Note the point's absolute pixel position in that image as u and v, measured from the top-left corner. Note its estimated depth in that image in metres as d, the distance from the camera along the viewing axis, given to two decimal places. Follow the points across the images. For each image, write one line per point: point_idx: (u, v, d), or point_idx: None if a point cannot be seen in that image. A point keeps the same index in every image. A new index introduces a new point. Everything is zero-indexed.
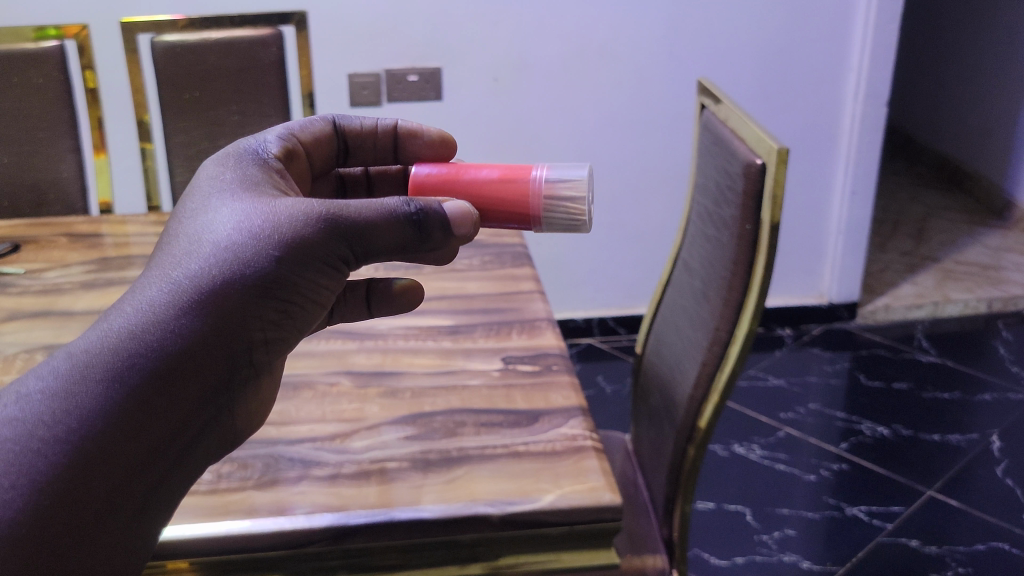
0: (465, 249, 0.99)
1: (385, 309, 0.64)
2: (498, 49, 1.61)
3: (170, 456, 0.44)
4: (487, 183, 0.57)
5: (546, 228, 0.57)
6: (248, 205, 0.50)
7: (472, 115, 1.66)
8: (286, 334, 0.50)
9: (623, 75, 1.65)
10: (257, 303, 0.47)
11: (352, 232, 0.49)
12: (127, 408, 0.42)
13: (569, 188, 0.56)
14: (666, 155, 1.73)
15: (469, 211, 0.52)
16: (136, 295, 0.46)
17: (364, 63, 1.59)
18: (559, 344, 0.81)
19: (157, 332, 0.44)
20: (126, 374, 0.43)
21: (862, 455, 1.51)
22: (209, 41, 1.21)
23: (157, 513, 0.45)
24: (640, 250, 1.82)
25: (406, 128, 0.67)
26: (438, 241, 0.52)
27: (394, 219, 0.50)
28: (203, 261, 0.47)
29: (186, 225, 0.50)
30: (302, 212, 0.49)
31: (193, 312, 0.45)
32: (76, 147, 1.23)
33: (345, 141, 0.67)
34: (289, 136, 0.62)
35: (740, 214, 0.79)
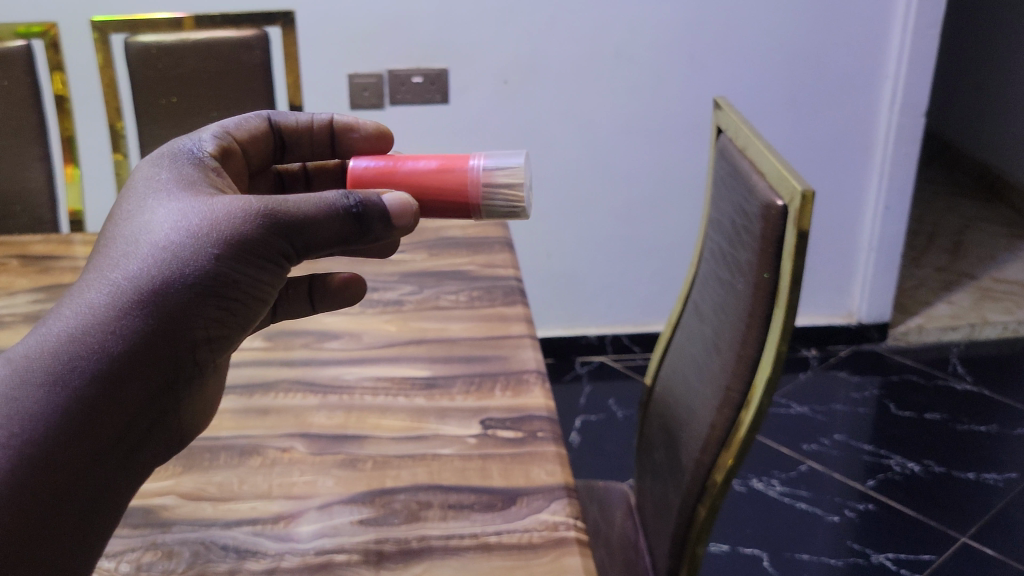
0: (453, 281, 0.89)
1: (327, 303, 0.65)
2: (508, 51, 1.51)
3: (109, 465, 0.44)
4: (426, 174, 0.55)
5: (486, 218, 0.55)
6: (185, 201, 0.48)
7: (479, 119, 1.56)
8: (231, 335, 0.48)
9: (642, 78, 1.55)
10: (197, 307, 0.46)
11: (291, 228, 0.48)
12: (57, 420, 0.42)
13: (506, 176, 0.54)
14: (686, 164, 1.62)
15: (409, 203, 0.50)
16: (69, 302, 0.45)
17: (365, 63, 1.50)
18: (547, 405, 0.71)
19: (92, 339, 0.44)
20: (57, 389, 0.42)
21: (890, 495, 1.40)
22: (188, 43, 1.12)
23: (97, 524, 0.44)
24: (657, 265, 1.71)
25: (343, 124, 0.67)
26: (382, 234, 0.50)
27: (336, 213, 0.48)
28: (139, 263, 0.46)
29: (122, 225, 0.49)
30: (241, 209, 0.47)
31: (129, 318, 0.44)
32: (46, 155, 1.15)
33: (281, 138, 0.66)
34: (222, 133, 0.61)
35: (757, 261, 0.69)
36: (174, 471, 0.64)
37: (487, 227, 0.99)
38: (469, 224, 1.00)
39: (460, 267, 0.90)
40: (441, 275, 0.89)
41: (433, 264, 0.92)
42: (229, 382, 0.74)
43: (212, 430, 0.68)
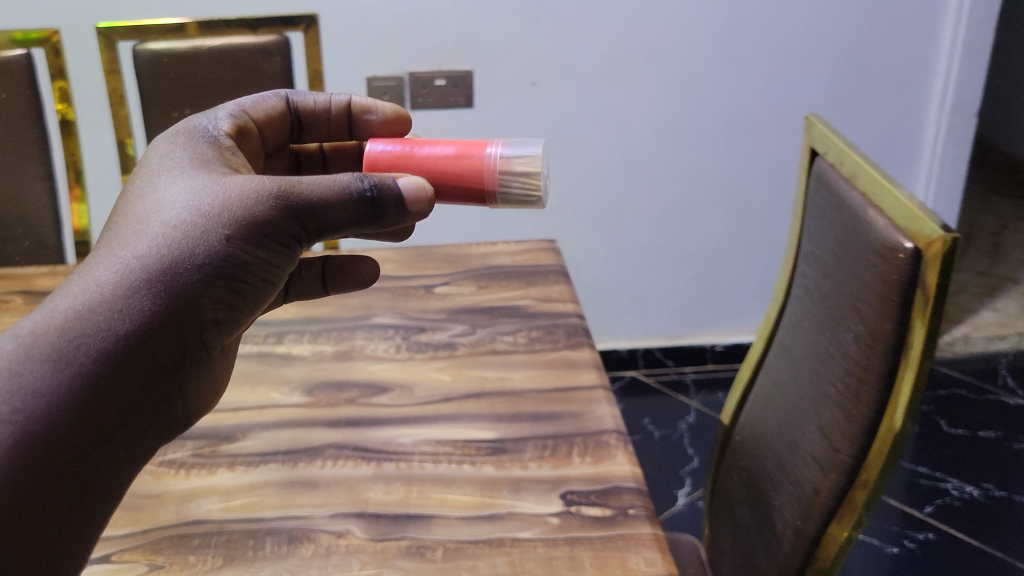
0: (507, 317, 0.80)
1: (339, 287, 0.70)
2: (538, 51, 1.41)
3: (127, 429, 0.47)
4: (441, 159, 0.58)
5: (502, 203, 0.58)
6: (200, 182, 0.53)
7: (505, 124, 1.46)
8: (239, 311, 0.53)
9: (679, 79, 1.45)
10: (209, 283, 0.50)
11: (304, 209, 0.52)
12: (82, 381, 0.45)
13: (524, 164, 0.57)
14: (724, 167, 1.53)
15: (423, 189, 0.55)
16: (88, 274, 0.49)
17: (385, 66, 1.40)
18: (633, 473, 0.62)
19: (112, 309, 0.47)
20: (78, 352, 0.46)
21: (950, 523, 1.32)
22: (203, 50, 1.03)
23: (114, 486, 0.47)
24: (691, 274, 1.63)
25: (359, 105, 0.69)
26: (394, 219, 0.54)
27: (346, 198, 0.53)
28: (155, 241, 0.50)
29: (137, 206, 0.53)
30: (253, 191, 0.52)
31: (149, 291, 0.48)
32: (48, 174, 1.05)
33: (299, 118, 0.69)
34: (240, 113, 0.64)
35: (876, 309, 0.60)
36: (213, 564, 0.55)
37: (536, 252, 0.91)
38: (516, 249, 0.92)
39: (513, 303, 0.82)
40: (493, 313, 0.80)
41: (483, 297, 0.83)
42: (269, 448, 0.65)
43: (254, 510, 0.59)
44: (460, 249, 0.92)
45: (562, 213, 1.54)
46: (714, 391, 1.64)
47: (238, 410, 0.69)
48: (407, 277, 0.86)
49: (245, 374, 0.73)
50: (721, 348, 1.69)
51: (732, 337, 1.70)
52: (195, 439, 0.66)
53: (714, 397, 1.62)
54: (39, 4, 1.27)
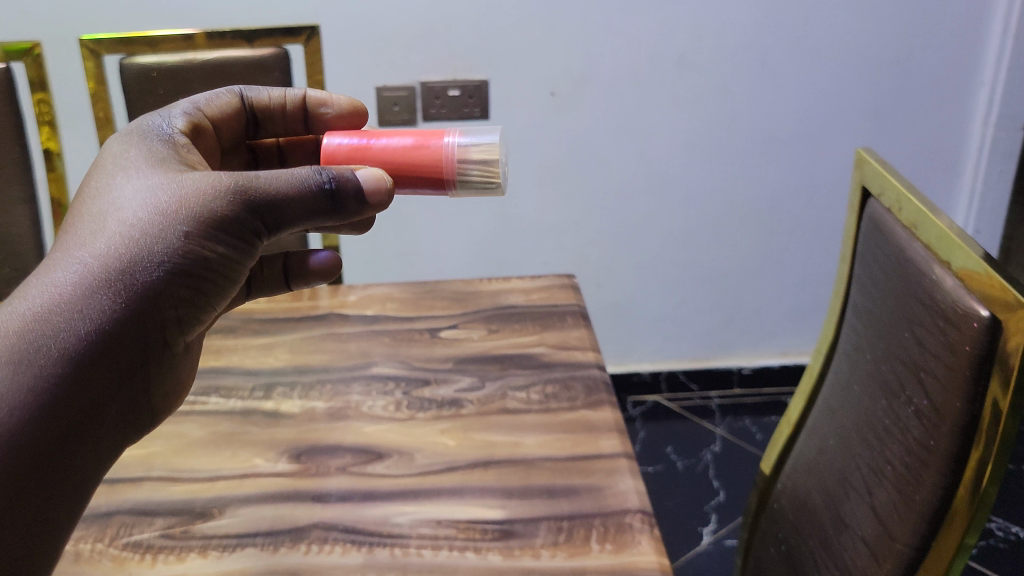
0: (521, 366, 0.73)
1: (303, 279, 0.71)
2: (558, 60, 1.33)
3: (93, 432, 0.47)
4: (399, 150, 0.58)
5: (461, 191, 0.58)
6: (154, 179, 0.52)
7: (523, 137, 1.38)
8: (201, 310, 0.53)
9: (706, 89, 1.37)
10: (169, 282, 0.50)
11: (260, 204, 0.52)
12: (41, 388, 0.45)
13: (481, 152, 0.57)
14: (754, 183, 1.45)
15: (381, 179, 0.55)
16: (44, 279, 0.48)
17: (396, 74, 1.32)
18: (660, 564, 0.54)
19: (71, 310, 0.47)
20: (38, 354, 0.45)
21: (995, 567, 1.23)
22: (195, 64, 0.96)
23: (80, 491, 0.46)
24: (718, 293, 1.54)
25: (314, 100, 0.69)
26: (352, 211, 0.54)
27: (305, 191, 0.52)
28: (113, 242, 0.49)
29: (91, 206, 0.52)
30: (209, 187, 0.51)
31: (108, 292, 0.48)
32: (31, 195, 0.99)
33: (254, 115, 0.70)
34: (194, 110, 0.65)
35: (941, 383, 0.51)
36: None
37: (553, 290, 0.83)
38: (531, 286, 0.84)
39: (528, 350, 0.74)
40: (505, 364, 0.72)
41: (493, 343, 0.75)
42: (248, 528, 0.57)
43: None
44: (470, 285, 0.84)
45: (583, 229, 1.47)
46: (741, 416, 1.56)
47: (217, 480, 0.62)
48: (411, 318, 0.79)
49: (228, 434, 0.66)
50: (749, 371, 1.61)
51: (760, 360, 1.61)
52: (166, 516, 0.58)
53: (741, 424, 1.54)
54: (30, 10, 1.20)
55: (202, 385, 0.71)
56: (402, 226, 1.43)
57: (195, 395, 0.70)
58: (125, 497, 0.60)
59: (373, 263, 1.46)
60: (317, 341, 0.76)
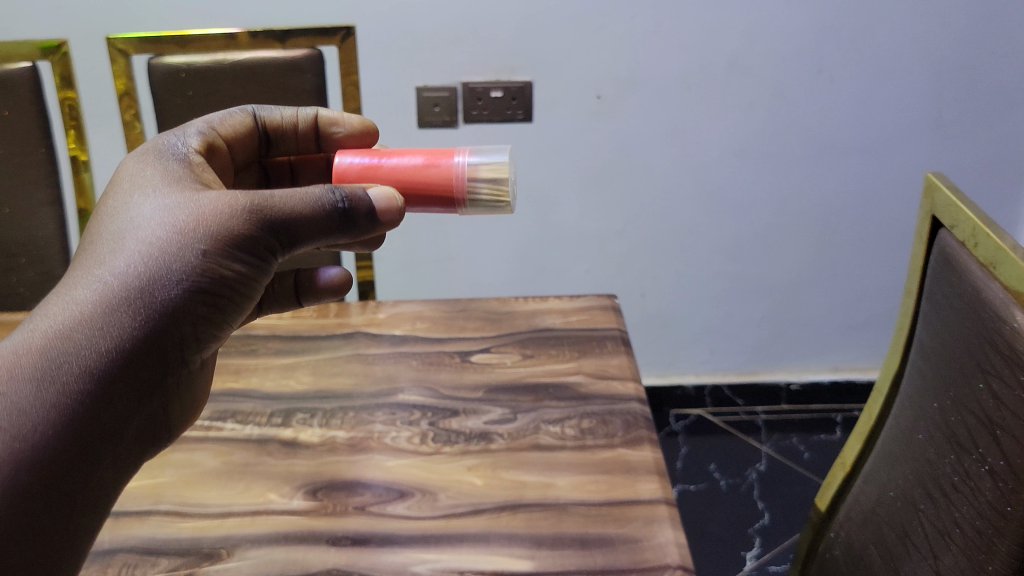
0: (555, 398, 0.68)
1: (314, 297, 0.70)
2: (604, 62, 1.27)
3: (113, 450, 0.46)
4: (410, 169, 0.60)
5: (472, 209, 0.60)
6: (171, 197, 0.52)
7: (566, 141, 1.33)
8: (218, 329, 0.52)
9: (759, 93, 1.31)
10: (189, 301, 0.49)
11: (277, 223, 0.52)
12: (64, 405, 0.44)
13: (491, 171, 0.59)
14: (806, 192, 1.39)
15: (394, 199, 0.56)
16: (62, 296, 0.48)
17: (436, 75, 1.28)
18: None
19: (93, 329, 0.46)
20: (57, 375, 0.44)
21: None
22: (225, 65, 0.92)
23: (99, 507, 0.46)
24: (767, 305, 1.49)
25: (326, 119, 0.69)
26: (366, 229, 0.55)
27: (321, 210, 0.53)
28: (133, 259, 0.49)
29: (108, 223, 0.51)
30: (228, 206, 0.51)
31: (130, 310, 0.47)
32: (57, 198, 0.95)
33: (266, 133, 0.69)
34: (209, 129, 0.63)
35: (1017, 441, 0.46)
36: None
37: (592, 312, 0.78)
38: (568, 307, 0.79)
39: (563, 381, 0.69)
40: (538, 395, 0.68)
41: (527, 370, 0.71)
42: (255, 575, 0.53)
43: None
44: (505, 304, 0.80)
45: (627, 237, 1.42)
46: (788, 434, 1.49)
47: (227, 517, 0.57)
48: (441, 340, 0.75)
49: (242, 465, 0.62)
50: (797, 387, 1.55)
51: (810, 376, 1.55)
52: (169, 556, 0.54)
53: (788, 441, 1.48)
54: (66, 6, 1.18)
55: (218, 409, 0.67)
56: (441, 231, 1.39)
57: (211, 420, 0.66)
58: (130, 534, 0.56)
59: (410, 268, 1.42)
60: (341, 363, 0.72)
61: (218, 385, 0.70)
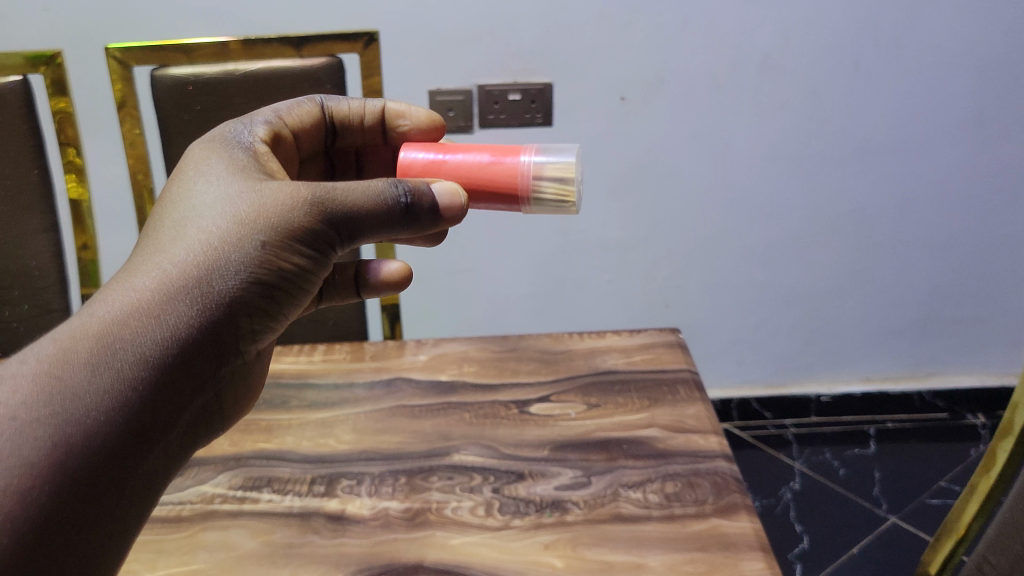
0: (631, 457, 0.60)
1: (372, 290, 0.70)
2: (630, 61, 1.19)
3: (166, 438, 0.45)
4: (475, 166, 0.57)
5: (536, 209, 0.57)
6: (235, 188, 0.52)
7: (590, 146, 1.25)
8: (272, 320, 0.52)
9: (793, 92, 1.23)
10: (247, 289, 0.49)
11: (338, 217, 0.52)
12: (120, 390, 0.43)
13: (558, 170, 0.56)
14: (839, 197, 1.32)
15: (458, 198, 0.55)
16: (121, 283, 0.47)
17: (451, 77, 1.19)
18: None
19: (154, 312, 0.46)
20: (119, 355, 0.44)
21: None
22: (236, 77, 0.84)
23: (147, 497, 0.45)
24: (798, 315, 1.43)
25: (393, 110, 0.65)
26: (428, 224, 0.54)
27: (384, 205, 0.53)
28: (196, 245, 0.49)
29: (169, 215, 0.52)
30: (292, 197, 0.51)
31: (193, 296, 0.47)
32: (52, 224, 0.87)
33: (332, 126, 0.65)
34: (277, 120, 0.61)
35: None
36: None
37: (656, 350, 0.71)
38: (629, 344, 0.72)
39: (638, 435, 0.62)
40: (612, 455, 0.60)
41: (595, 423, 0.63)
42: None
43: None
44: (558, 342, 0.73)
45: (653, 246, 1.34)
46: (820, 449, 1.43)
47: None
48: (493, 387, 0.67)
49: (285, 547, 0.53)
50: (828, 399, 1.50)
51: (841, 387, 1.50)
52: None
53: (821, 457, 1.41)
54: (54, 6, 1.08)
55: (252, 477, 0.59)
56: (457, 242, 1.31)
57: (245, 490, 0.58)
58: None
59: (424, 282, 1.34)
60: (385, 416, 0.64)
61: (249, 447, 0.62)
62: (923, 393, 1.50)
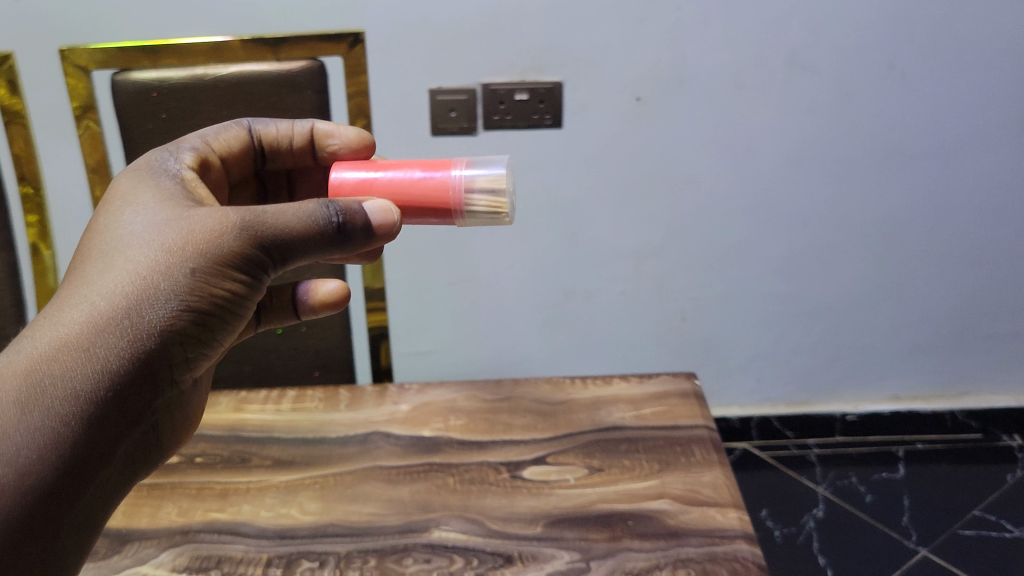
0: (637, 536, 0.52)
1: (311, 311, 0.62)
2: (647, 59, 1.10)
3: (94, 481, 0.43)
4: (404, 183, 0.52)
5: (470, 223, 0.52)
6: (163, 214, 0.48)
7: (601, 149, 1.16)
8: (208, 348, 0.49)
9: (822, 93, 1.14)
10: (176, 323, 0.46)
11: (272, 242, 0.48)
12: (43, 439, 0.41)
13: (491, 181, 0.51)
14: (869, 205, 1.23)
15: (390, 211, 0.51)
16: (47, 318, 0.44)
17: (452, 75, 1.10)
18: None
19: (73, 355, 0.43)
20: (34, 405, 0.41)
21: None
22: (207, 80, 0.78)
23: (77, 542, 0.43)
24: (822, 329, 1.35)
25: (321, 131, 0.61)
26: (363, 243, 0.50)
27: (317, 226, 0.48)
28: (119, 280, 0.45)
29: (96, 242, 0.48)
30: (220, 223, 0.47)
31: (117, 333, 0.44)
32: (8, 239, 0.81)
33: (260, 149, 0.62)
34: (201, 146, 0.57)
35: None
36: None
37: (671, 402, 0.63)
38: (640, 394, 0.64)
39: (645, 508, 0.54)
40: (615, 535, 0.52)
41: (596, 492, 0.55)
42: None
43: None
44: (558, 391, 0.65)
45: (667, 255, 1.26)
46: (845, 472, 1.35)
47: None
48: (481, 446, 0.59)
49: None
50: (854, 418, 1.42)
51: (868, 406, 1.42)
52: None
53: (846, 481, 1.33)
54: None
55: (199, 556, 0.51)
56: (459, 251, 1.22)
57: (190, 573, 0.49)
58: None
59: (423, 294, 1.26)
60: (360, 481, 0.57)
61: (199, 517, 0.54)
62: (956, 412, 1.42)
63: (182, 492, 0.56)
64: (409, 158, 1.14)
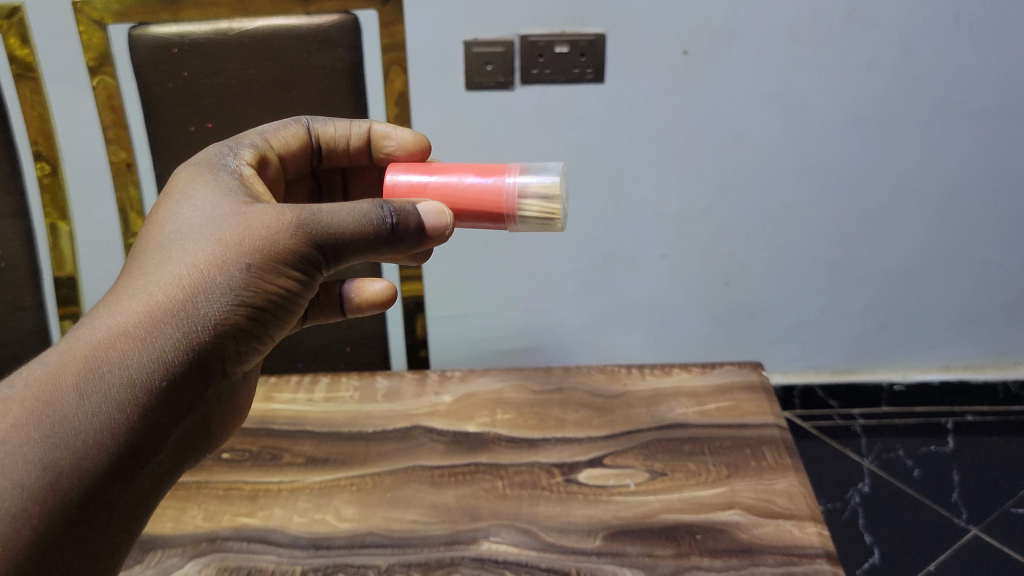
0: (696, 549, 0.49)
1: (357, 310, 0.64)
2: (697, 9, 1.03)
3: (148, 462, 0.45)
4: (458, 188, 0.55)
5: (522, 227, 0.55)
6: (222, 208, 0.50)
7: (646, 105, 1.10)
8: (262, 340, 0.51)
9: (883, 50, 1.07)
10: (232, 314, 0.48)
11: (326, 240, 0.50)
12: (105, 419, 0.43)
13: (544, 189, 0.53)
14: (927, 166, 1.17)
15: (443, 214, 0.53)
16: (110, 305, 0.46)
17: (489, 25, 1.03)
18: None
19: (134, 341, 0.45)
20: (94, 387, 0.43)
21: None
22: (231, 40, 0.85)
23: (128, 520, 0.45)
24: (872, 296, 1.29)
25: (378, 132, 0.65)
26: (414, 243, 0.52)
27: (369, 226, 0.50)
28: (179, 271, 0.47)
29: (157, 233, 0.50)
30: (276, 220, 0.49)
31: (174, 323, 0.46)
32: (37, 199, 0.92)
33: (319, 148, 0.66)
34: (262, 143, 0.61)
35: None
36: None
37: (741, 401, 0.62)
38: (701, 387, 0.64)
39: (701, 518, 0.51)
40: (677, 550, 0.49)
41: (661, 500, 0.53)
42: None
43: None
44: (612, 381, 0.66)
45: (713, 218, 1.20)
46: (892, 445, 1.30)
47: None
48: (531, 444, 0.59)
49: None
50: (902, 387, 1.38)
51: (917, 375, 1.38)
52: None
53: (892, 455, 1.28)
54: None
55: (227, 568, 0.49)
56: None
57: None
58: None
59: (457, 257, 1.21)
60: (407, 493, 0.54)
61: (226, 522, 0.53)
62: (1008, 383, 1.38)
63: (207, 493, 0.55)
64: (444, 116, 1.08)
